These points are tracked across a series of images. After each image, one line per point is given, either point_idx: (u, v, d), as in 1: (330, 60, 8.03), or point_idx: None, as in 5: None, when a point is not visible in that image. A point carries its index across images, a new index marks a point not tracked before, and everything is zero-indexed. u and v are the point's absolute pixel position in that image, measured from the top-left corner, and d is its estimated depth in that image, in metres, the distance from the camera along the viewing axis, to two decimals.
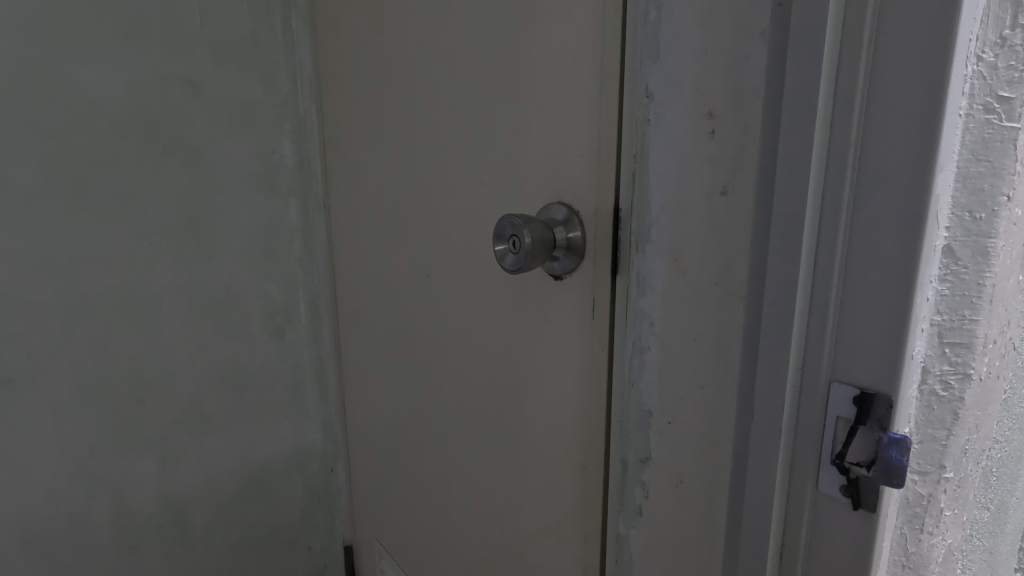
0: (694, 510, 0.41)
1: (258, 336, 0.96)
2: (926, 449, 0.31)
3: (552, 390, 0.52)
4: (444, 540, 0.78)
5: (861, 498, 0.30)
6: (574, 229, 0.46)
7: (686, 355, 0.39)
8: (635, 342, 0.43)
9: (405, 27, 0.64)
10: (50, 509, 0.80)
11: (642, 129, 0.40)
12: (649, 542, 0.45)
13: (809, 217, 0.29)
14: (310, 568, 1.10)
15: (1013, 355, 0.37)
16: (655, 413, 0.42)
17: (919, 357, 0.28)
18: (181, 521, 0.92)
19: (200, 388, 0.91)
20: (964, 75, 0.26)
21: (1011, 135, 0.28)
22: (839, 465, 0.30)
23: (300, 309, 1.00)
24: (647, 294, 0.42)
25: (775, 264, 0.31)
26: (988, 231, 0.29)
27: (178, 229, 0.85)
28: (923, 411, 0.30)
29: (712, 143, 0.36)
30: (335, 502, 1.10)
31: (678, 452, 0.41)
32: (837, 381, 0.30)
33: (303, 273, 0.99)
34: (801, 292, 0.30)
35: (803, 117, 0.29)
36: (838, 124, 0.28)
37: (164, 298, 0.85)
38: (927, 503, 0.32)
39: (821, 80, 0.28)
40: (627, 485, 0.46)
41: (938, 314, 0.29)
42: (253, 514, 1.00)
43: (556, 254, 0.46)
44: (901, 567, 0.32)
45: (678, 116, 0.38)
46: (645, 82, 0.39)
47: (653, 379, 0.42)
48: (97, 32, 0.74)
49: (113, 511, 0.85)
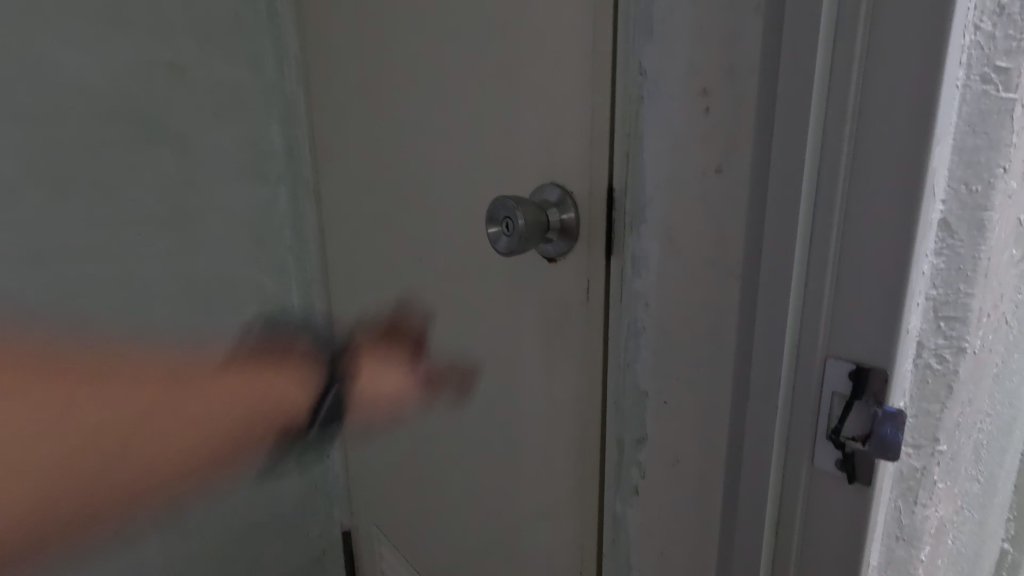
0: (690, 488, 0.41)
1: (251, 325, 0.95)
2: (920, 422, 0.31)
3: (548, 372, 0.52)
4: (442, 524, 0.79)
5: (856, 473, 0.30)
6: (557, 211, 0.46)
7: (681, 335, 0.39)
8: (630, 323, 0.43)
9: (394, 7, 0.63)
10: (46, 503, 0.80)
11: (635, 107, 0.39)
12: (645, 521, 0.45)
13: (805, 193, 0.29)
14: (308, 556, 1.10)
15: (1005, 329, 0.37)
16: (650, 393, 0.43)
17: (914, 331, 0.29)
18: (178, 512, 0.92)
19: (193, 379, 0.90)
20: (961, 45, 0.25)
21: (1008, 106, 0.28)
22: (835, 440, 0.30)
23: (292, 297, 0.99)
24: (642, 275, 0.41)
25: (770, 242, 0.31)
26: (984, 204, 0.29)
27: (167, 219, 0.84)
28: (918, 385, 0.30)
29: (706, 120, 0.35)
30: (332, 490, 1.10)
31: (674, 432, 0.41)
32: (832, 356, 0.30)
33: (294, 261, 0.97)
34: (797, 269, 0.30)
35: (800, 92, 0.28)
36: (834, 98, 0.28)
37: (154, 289, 0.84)
38: (921, 476, 0.32)
39: (818, 52, 0.27)
40: (623, 466, 0.46)
41: (934, 288, 0.29)
42: (250, 503, 1.00)
43: (549, 236, 0.46)
44: (895, 540, 0.32)
45: (672, 94, 0.37)
46: (638, 60, 0.39)
47: (648, 360, 0.42)
48: (76, 17, 0.72)
49: (110, 504, 0.86)
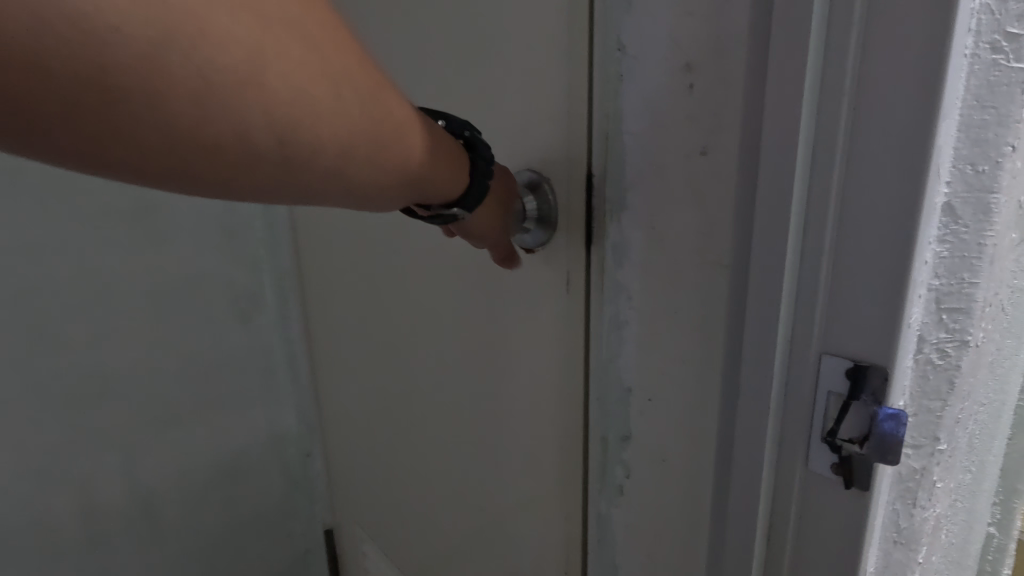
0: (677, 489, 0.39)
1: (222, 321, 0.91)
2: (920, 421, 0.29)
3: (530, 367, 0.50)
4: (425, 523, 0.76)
5: (853, 476, 0.28)
6: (525, 200, 0.43)
7: (667, 329, 0.37)
8: (612, 317, 0.41)
9: None
10: (10, 509, 0.78)
11: (614, 86, 0.37)
12: (631, 521, 0.43)
13: (798, 178, 0.26)
14: (291, 555, 1.07)
15: (1002, 316, 0.36)
16: (634, 390, 0.40)
17: (916, 325, 0.27)
18: (151, 515, 0.89)
19: (161, 379, 0.86)
20: (971, 10, 0.23)
21: (1018, 78, 0.26)
22: (830, 442, 0.28)
23: (265, 289, 0.94)
24: (624, 265, 0.39)
25: (761, 232, 0.28)
26: (990, 185, 0.27)
27: (126, 213, 0.79)
28: (919, 382, 0.28)
29: (690, 99, 0.33)
30: (314, 488, 1.06)
31: (660, 431, 0.39)
32: (828, 354, 0.28)
33: (267, 254, 0.92)
34: (790, 260, 0.28)
35: (792, 65, 0.26)
36: (830, 72, 0.25)
37: (116, 287, 0.80)
38: (920, 476, 0.31)
39: (812, 19, 0.25)
40: (607, 465, 0.44)
41: (937, 278, 0.27)
42: (228, 504, 0.97)
43: (526, 225, 0.44)
44: (894, 544, 0.31)
45: (653, 71, 0.34)
46: (617, 34, 0.36)
47: (633, 355, 0.40)
48: None
49: (78, 509, 0.83)
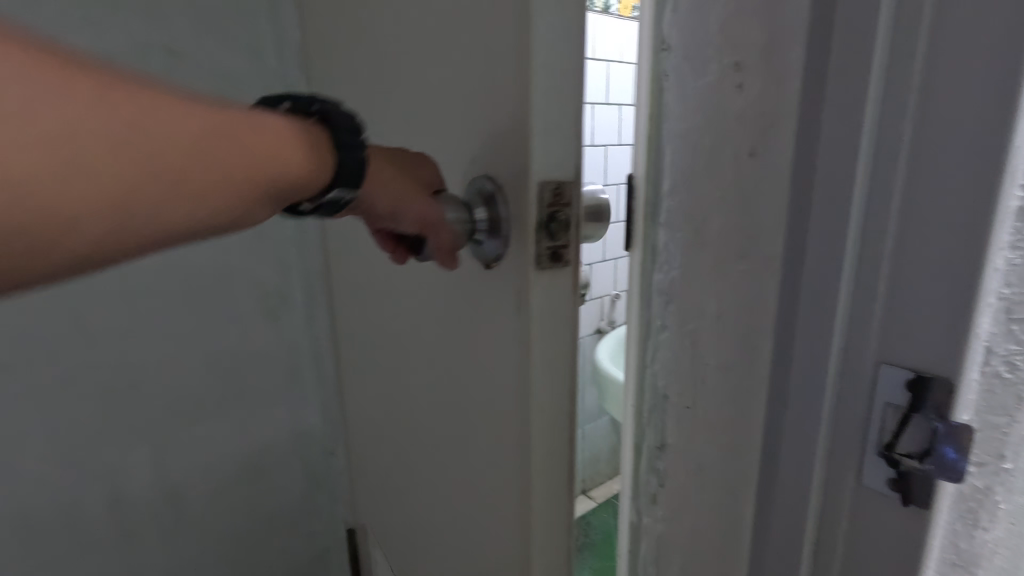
0: (713, 501, 0.38)
1: (251, 317, 0.91)
2: (985, 437, 0.29)
3: (497, 398, 0.44)
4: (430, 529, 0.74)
5: (911, 492, 0.28)
6: (459, 210, 0.39)
7: (708, 334, 0.36)
8: (650, 321, 0.39)
9: None
10: (41, 496, 0.79)
11: (658, 83, 0.35)
12: (664, 534, 0.41)
13: (859, 192, 0.27)
14: (311, 553, 1.07)
15: None
16: (672, 397, 0.38)
17: (984, 336, 0.26)
18: (178, 507, 0.90)
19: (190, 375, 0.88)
20: None
21: None
22: (887, 456, 0.28)
23: (294, 288, 0.94)
24: (663, 269, 0.37)
25: (818, 242, 0.29)
26: None
27: None
28: (984, 396, 0.28)
29: (740, 99, 0.32)
30: (336, 487, 1.06)
31: (699, 440, 0.38)
32: (886, 363, 0.28)
33: (297, 254, 0.93)
34: (848, 270, 0.28)
35: (854, 78, 0.27)
36: (895, 82, 0.26)
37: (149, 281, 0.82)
38: (983, 497, 0.30)
39: (879, 32, 0.26)
40: (639, 476, 0.42)
41: (1008, 287, 0.26)
42: (252, 499, 0.98)
43: (476, 237, 0.40)
44: (951, 565, 0.30)
45: (699, 70, 0.33)
46: (662, 29, 0.34)
47: (670, 361, 0.38)
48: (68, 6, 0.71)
49: (108, 498, 0.84)
